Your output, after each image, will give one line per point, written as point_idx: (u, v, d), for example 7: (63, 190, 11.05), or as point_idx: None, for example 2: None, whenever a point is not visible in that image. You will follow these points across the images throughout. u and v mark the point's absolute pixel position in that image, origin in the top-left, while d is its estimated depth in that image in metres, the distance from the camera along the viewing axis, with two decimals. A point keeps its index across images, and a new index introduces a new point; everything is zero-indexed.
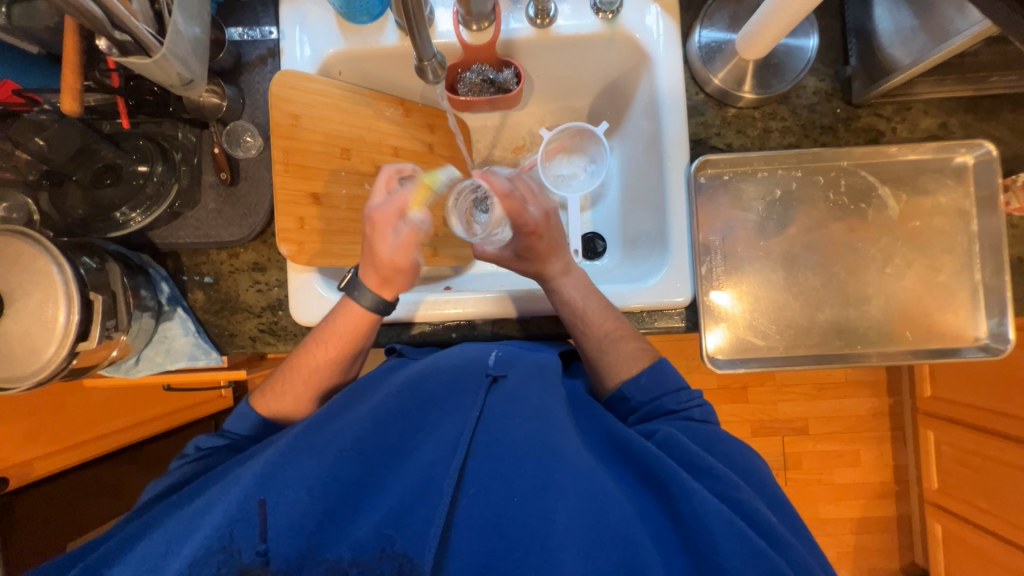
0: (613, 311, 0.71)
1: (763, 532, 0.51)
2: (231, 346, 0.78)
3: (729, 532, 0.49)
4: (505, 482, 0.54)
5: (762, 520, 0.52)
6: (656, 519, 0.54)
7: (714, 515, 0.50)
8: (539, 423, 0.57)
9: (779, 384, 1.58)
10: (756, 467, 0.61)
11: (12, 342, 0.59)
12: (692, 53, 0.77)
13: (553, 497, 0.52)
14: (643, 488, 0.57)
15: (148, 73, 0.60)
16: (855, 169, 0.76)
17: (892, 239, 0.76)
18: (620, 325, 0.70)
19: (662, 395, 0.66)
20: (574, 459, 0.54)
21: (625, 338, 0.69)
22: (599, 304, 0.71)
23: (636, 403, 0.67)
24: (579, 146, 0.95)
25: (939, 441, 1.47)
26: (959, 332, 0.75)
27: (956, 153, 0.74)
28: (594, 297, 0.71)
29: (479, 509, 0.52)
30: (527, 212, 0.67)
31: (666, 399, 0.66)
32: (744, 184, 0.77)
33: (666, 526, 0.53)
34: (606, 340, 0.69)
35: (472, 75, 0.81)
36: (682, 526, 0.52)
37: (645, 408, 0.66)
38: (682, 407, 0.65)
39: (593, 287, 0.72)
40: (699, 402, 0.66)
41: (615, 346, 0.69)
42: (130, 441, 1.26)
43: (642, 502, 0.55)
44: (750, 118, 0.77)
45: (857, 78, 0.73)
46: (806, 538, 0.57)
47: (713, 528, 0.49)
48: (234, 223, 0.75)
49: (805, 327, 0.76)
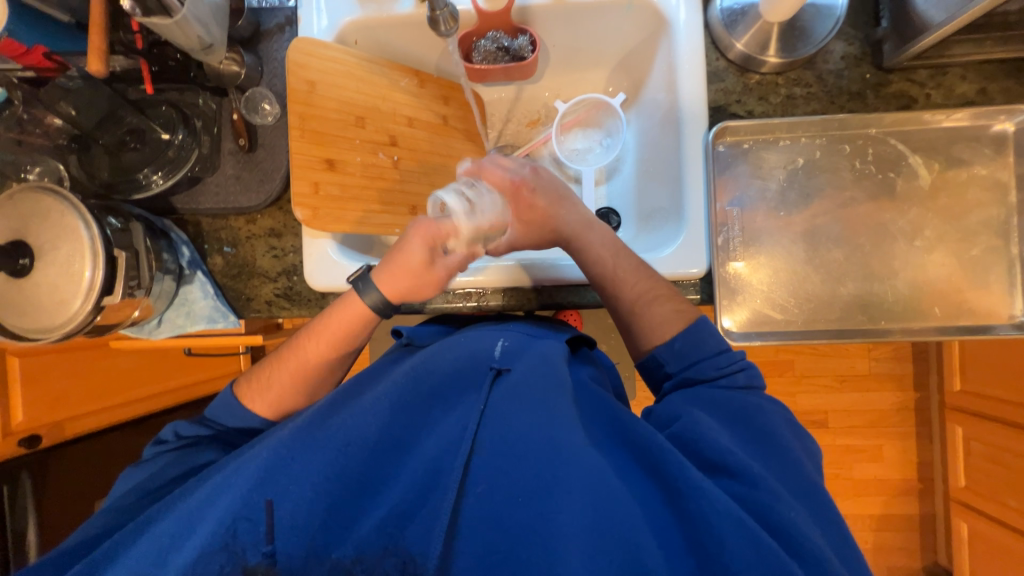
0: (646, 268, 0.69)
1: (774, 530, 0.48)
2: (248, 311, 0.80)
3: (734, 530, 0.46)
4: (507, 482, 0.51)
5: (771, 514, 0.48)
6: (659, 516, 0.50)
7: (721, 516, 0.47)
8: (544, 417, 0.54)
9: (798, 375, 1.54)
10: (794, 452, 0.55)
11: (42, 295, 0.61)
12: (714, 20, 0.74)
13: (557, 496, 0.49)
14: (647, 482, 0.53)
15: (170, 35, 0.62)
16: (884, 138, 0.73)
17: (922, 211, 0.73)
18: (656, 287, 0.67)
19: (701, 360, 0.62)
20: (579, 458, 0.51)
21: (661, 299, 0.66)
22: (630, 262, 0.69)
23: (671, 369, 0.63)
24: (595, 119, 0.92)
25: (967, 437, 1.41)
26: (992, 309, 0.71)
27: (994, 120, 0.71)
28: (626, 257, 0.69)
29: (484, 508, 0.50)
30: (498, 198, 0.69)
31: (705, 364, 0.61)
32: (765, 153, 0.75)
33: (670, 525, 0.49)
34: (640, 301, 0.67)
35: (487, 43, 0.81)
36: (688, 526, 0.48)
37: (682, 374, 0.62)
38: (722, 373, 0.61)
39: (621, 247, 0.70)
40: (743, 364, 0.61)
41: (648, 309, 0.66)
42: (151, 410, 1.31)
43: (646, 498, 0.51)
44: (773, 85, 0.75)
45: (887, 40, 0.70)
46: (835, 526, 0.52)
47: (718, 528, 0.47)
48: (251, 189, 0.77)
49: (827, 301, 0.74)
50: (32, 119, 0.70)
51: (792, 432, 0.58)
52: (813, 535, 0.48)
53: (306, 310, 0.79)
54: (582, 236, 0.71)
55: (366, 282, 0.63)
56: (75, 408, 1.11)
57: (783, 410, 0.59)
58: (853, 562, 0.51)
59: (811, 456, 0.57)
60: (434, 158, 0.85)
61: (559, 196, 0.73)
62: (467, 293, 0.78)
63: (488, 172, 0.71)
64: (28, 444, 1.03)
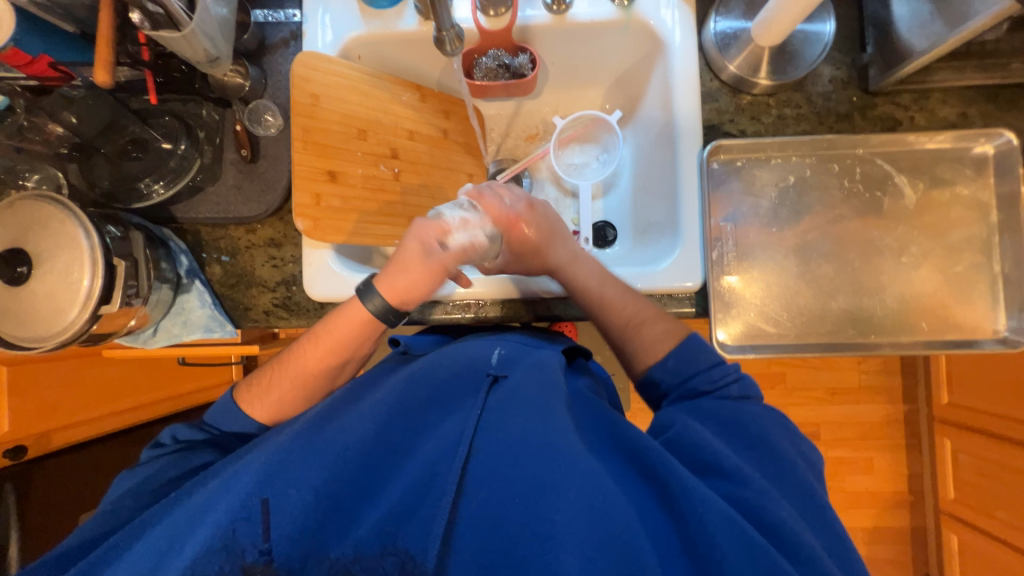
0: (632, 292, 0.71)
1: (771, 532, 0.48)
2: (245, 320, 0.80)
3: (730, 531, 0.46)
4: (506, 484, 0.51)
5: (768, 516, 0.49)
6: (655, 518, 0.50)
7: (718, 517, 0.47)
8: (541, 419, 0.54)
9: (790, 387, 1.56)
10: (789, 456, 0.56)
11: (38, 303, 0.61)
12: (707, 42, 0.77)
13: (554, 496, 0.49)
14: (642, 484, 0.53)
15: (177, 47, 0.63)
16: (871, 158, 0.76)
17: (908, 228, 0.75)
18: (644, 311, 0.69)
19: (695, 375, 0.63)
20: (576, 459, 0.51)
21: (649, 322, 0.68)
22: (616, 290, 0.70)
23: (666, 387, 0.65)
24: (592, 135, 0.95)
25: (956, 450, 1.43)
26: (977, 324, 0.74)
27: (975, 143, 0.74)
28: (612, 282, 0.71)
29: (482, 509, 0.50)
30: (499, 227, 0.72)
31: (699, 380, 0.62)
32: (758, 171, 0.77)
33: (665, 526, 0.50)
34: (628, 326, 0.69)
35: (488, 60, 0.83)
36: (684, 527, 0.49)
37: (680, 390, 0.63)
38: (716, 386, 0.61)
39: (607, 275, 0.72)
40: (736, 376, 0.62)
41: (639, 332, 0.68)
42: (140, 420, 1.29)
43: (643, 501, 0.52)
44: (765, 105, 0.78)
45: (873, 65, 0.73)
46: (832, 532, 0.52)
47: (714, 528, 0.47)
48: (252, 199, 0.77)
49: (818, 315, 0.75)
50: (32, 127, 0.69)
51: (782, 436, 0.58)
52: (809, 538, 0.48)
53: (304, 320, 0.79)
54: (570, 246, 0.74)
55: (367, 292, 0.65)
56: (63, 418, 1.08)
57: (778, 417, 0.60)
58: (849, 565, 0.51)
59: (811, 466, 0.58)
60: (434, 170, 0.86)
61: (554, 213, 0.76)
62: (467, 304, 0.79)
63: (489, 196, 0.73)
64: (12, 456, 1.00)
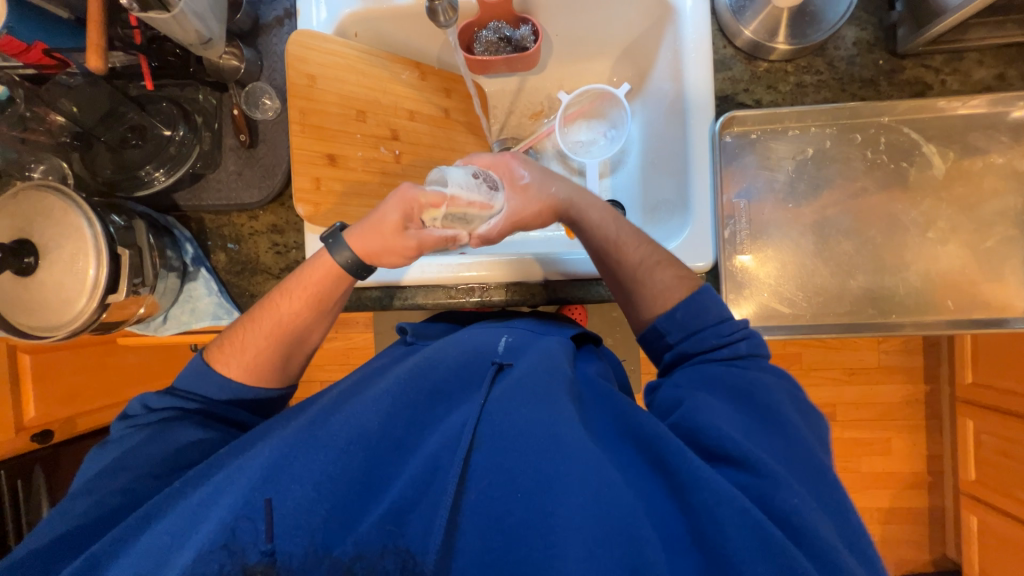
0: (644, 235, 0.69)
1: (783, 523, 0.47)
2: (252, 307, 0.80)
3: (739, 521, 0.45)
4: (509, 478, 0.50)
5: (782, 508, 0.47)
6: (663, 510, 0.49)
7: (726, 507, 0.46)
8: (544, 412, 0.53)
9: (805, 368, 1.52)
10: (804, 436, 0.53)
11: (47, 293, 0.62)
12: (722, 6, 0.72)
13: (558, 491, 0.49)
14: (648, 475, 0.52)
15: (167, 28, 0.61)
16: (897, 126, 0.71)
17: (935, 201, 0.71)
18: (649, 257, 0.66)
19: (703, 329, 0.61)
20: (579, 451, 0.50)
21: (662, 264, 0.66)
22: (628, 230, 0.68)
23: (673, 339, 0.63)
24: (599, 110, 0.91)
25: (979, 431, 1.39)
26: (1007, 302, 0.70)
27: (1012, 107, 0.68)
28: (622, 224, 0.69)
29: (484, 506, 0.49)
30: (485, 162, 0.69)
31: (708, 333, 0.61)
32: (774, 143, 0.73)
33: (672, 516, 0.49)
34: (640, 269, 0.66)
35: (489, 33, 0.79)
36: (692, 518, 0.48)
37: (682, 345, 0.62)
38: (725, 341, 0.60)
39: (615, 216, 0.70)
40: (746, 334, 0.60)
41: (651, 275, 0.65)
42: None
43: (649, 493, 0.51)
44: (783, 72, 0.73)
45: (903, 24, 0.68)
46: (847, 515, 0.50)
47: (722, 520, 0.46)
48: (254, 185, 0.77)
49: (836, 294, 0.72)
50: (34, 117, 0.69)
51: (798, 410, 0.56)
52: (823, 528, 0.46)
53: None
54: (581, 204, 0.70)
55: (336, 244, 0.64)
56: (84, 405, 1.13)
57: (788, 386, 0.58)
58: (869, 558, 0.49)
59: (821, 442, 0.56)
60: (436, 151, 0.84)
61: (546, 177, 0.72)
62: (470, 288, 0.78)
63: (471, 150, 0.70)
64: (40, 439, 1.05)
